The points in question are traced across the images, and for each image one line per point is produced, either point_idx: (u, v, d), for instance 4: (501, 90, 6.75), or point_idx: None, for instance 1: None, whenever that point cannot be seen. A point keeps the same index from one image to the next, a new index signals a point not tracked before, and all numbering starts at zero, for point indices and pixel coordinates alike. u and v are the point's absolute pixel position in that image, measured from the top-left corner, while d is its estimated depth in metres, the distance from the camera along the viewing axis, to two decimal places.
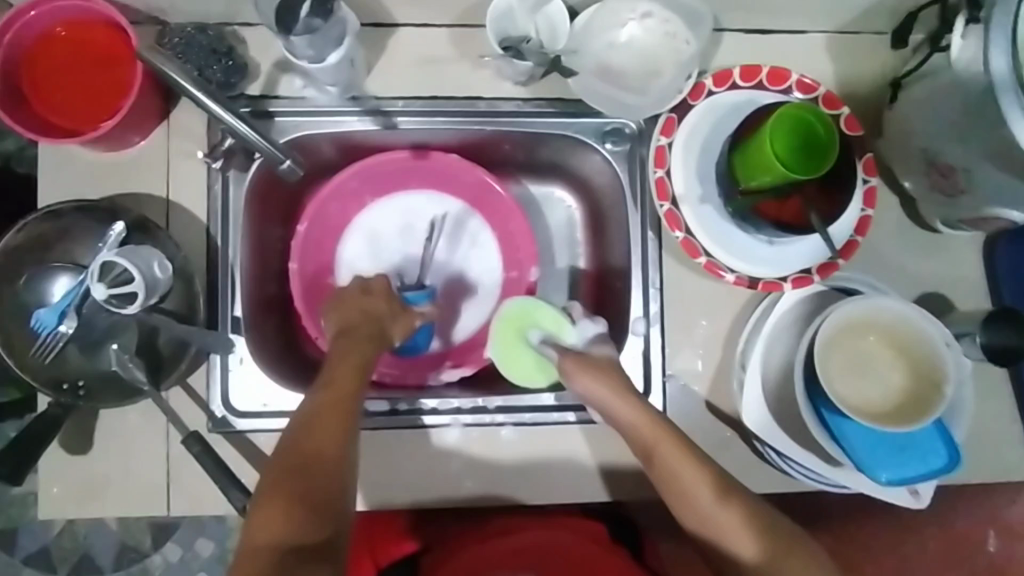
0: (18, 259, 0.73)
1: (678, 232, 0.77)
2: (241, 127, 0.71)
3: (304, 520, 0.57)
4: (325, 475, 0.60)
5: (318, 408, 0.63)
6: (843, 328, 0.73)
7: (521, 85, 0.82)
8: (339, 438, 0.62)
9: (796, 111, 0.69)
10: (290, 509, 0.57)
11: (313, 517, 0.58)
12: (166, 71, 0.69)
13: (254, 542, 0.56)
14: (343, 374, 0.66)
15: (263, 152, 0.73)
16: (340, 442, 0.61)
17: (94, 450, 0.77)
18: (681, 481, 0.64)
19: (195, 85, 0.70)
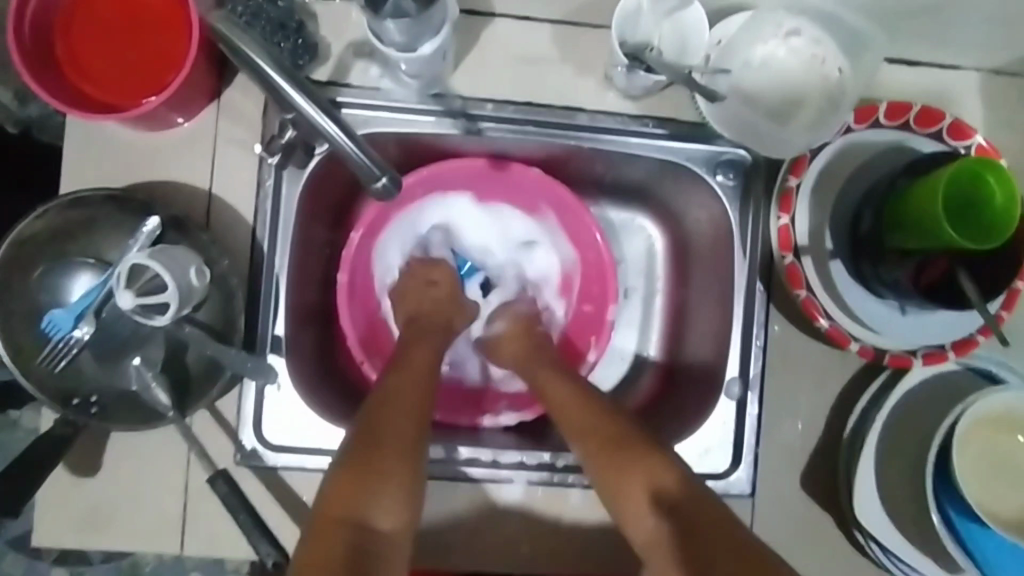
0: (31, 249, 0.62)
1: (802, 291, 0.66)
2: (326, 125, 0.52)
3: (382, 499, 0.53)
4: (405, 455, 0.56)
5: (394, 391, 0.60)
6: (988, 424, 0.62)
7: (629, 99, 0.71)
8: (416, 419, 0.59)
9: (978, 166, 0.57)
10: (369, 485, 0.53)
11: (394, 499, 0.54)
12: (241, 48, 0.51)
13: (328, 513, 0.52)
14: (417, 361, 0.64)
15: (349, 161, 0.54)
16: (414, 420, 0.59)
17: (101, 474, 0.66)
18: (599, 442, 0.60)
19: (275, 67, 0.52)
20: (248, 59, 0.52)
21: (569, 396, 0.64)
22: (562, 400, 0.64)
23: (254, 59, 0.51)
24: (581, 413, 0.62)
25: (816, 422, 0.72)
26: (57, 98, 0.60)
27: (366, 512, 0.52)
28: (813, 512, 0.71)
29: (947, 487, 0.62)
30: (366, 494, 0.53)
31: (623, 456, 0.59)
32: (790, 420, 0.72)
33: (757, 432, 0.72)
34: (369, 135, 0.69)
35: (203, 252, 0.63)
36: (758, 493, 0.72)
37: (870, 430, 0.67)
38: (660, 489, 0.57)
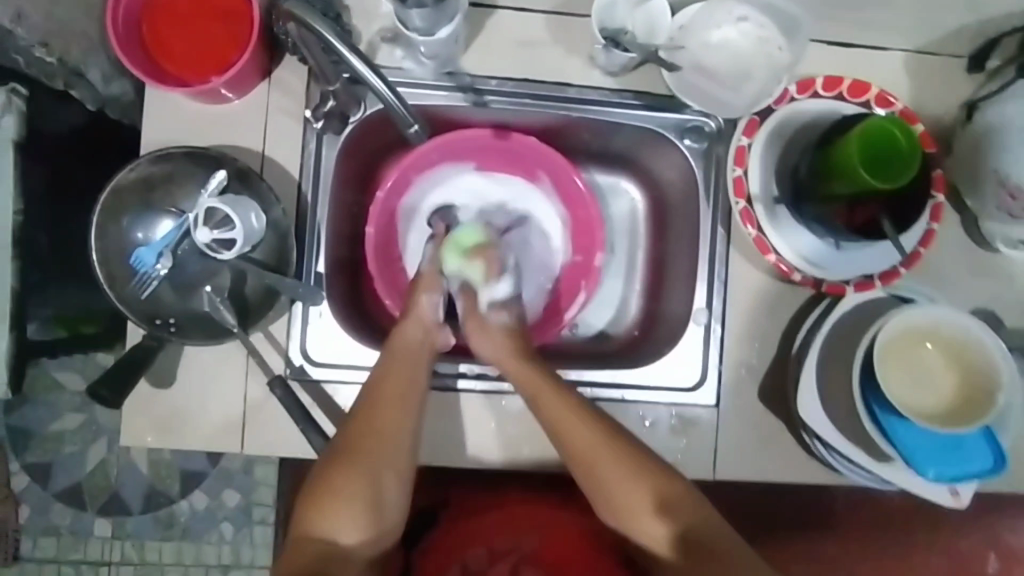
0: (124, 197, 0.76)
1: (751, 228, 0.82)
2: (382, 88, 0.66)
3: (344, 522, 0.67)
4: (369, 490, 0.68)
5: (364, 430, 0.69)
6: (902, 334, 0.78)
7: (611, 76, 0.85)
8: (378, 456, 0.69)
9: (882, 123, 0.71)
10: (332, 508, 0.67)
11: (354, 521, 0.67)
12: (318, 29, 0.63)
13: (301, 534, 0.67)
14: (384, 387, 0.71)
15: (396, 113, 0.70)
16: (375, 451, 0.69)
17: (176, 386, 0.81)
18: (602, 465, 0.69)
19: (341, 40, 0.64)
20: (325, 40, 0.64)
21: (577, 425, 0.70)
22: (570, 426, 0.70)
23: (329, 38, 0.63)
24: (592, 440, 0.69)
25: (768, 343, 0.86)
26: (139, 69, 0.73)
27: (330, 532, 0.66)
28: (765, 417, 0.86)
29: (871, 386, 0.77)
30: (328, 517, 0.67)
31: (636, 484, 0.69)
32: (746, 343, 0.86)
33: (718, 352, 0.87)
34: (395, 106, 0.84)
35: (261, 198, 0.77)
36: (720, 403, 0.86)
37: (811, 346, 0.81)
38: (670, 506, 0.69)
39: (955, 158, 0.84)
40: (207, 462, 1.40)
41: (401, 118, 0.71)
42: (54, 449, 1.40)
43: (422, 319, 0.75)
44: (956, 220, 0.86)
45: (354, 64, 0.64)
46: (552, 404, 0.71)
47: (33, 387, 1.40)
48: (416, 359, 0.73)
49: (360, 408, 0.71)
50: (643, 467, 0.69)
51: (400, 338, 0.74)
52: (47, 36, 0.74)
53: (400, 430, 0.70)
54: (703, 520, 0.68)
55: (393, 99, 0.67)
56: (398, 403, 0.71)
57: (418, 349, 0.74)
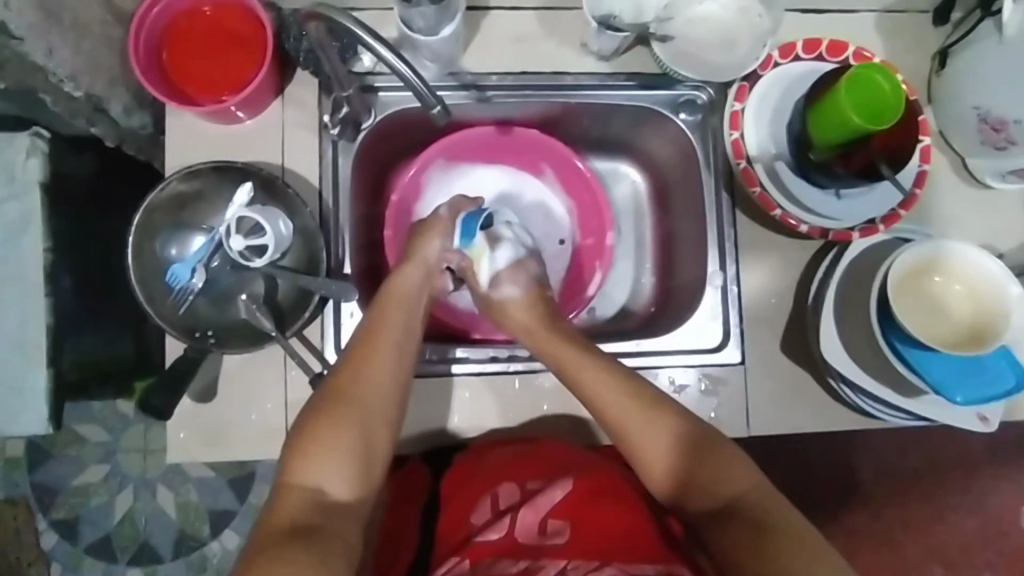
0: (155, 218, 0.79)
1: (756, 187, 0.85)
2: (403, 66, 0.68)
3: (332, 471, 0.64)
4: (358, 442, 0.66)
5: (350, 380, 0.69)
6: (912, 270, 0.81)
7: (604, 61, 0.90)
8: (370, 407, 0.68)
9: (866, 71, 0.75)
10: (319, 454, 0.64)
11: (341, 471, 0.64)
12: (340, 19, 0.65)
13: (292, 486, 0.63)
14: (376, 334, 0.72)
15: (420, 95, 0.71)
16: (370, 396, 0.68)
17: (218, 398, 0.82)
18: (614, 401, 0.71)
19: (364, 29, 0.66)
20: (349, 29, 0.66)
21: (610, 386, 0.72)
22: (604, 387, 0.72)
23: (350, 25, 0.65)
24: (630, 400, 0.71)
25: (783, 297, 0.89)
26: (159, 91, 0.78)
27: (317, 482, 0.63)
28: (791, 368, 0.89)
29: (891, 322, 0.79)
30: (315, 464, 0.64)
31: (676, 452, 0.69)
32: (763, 299, 0.89)
33: (738, 312, 0.89)
34: (404, 110, 0.89)
35: (288, 206, 0.80)
36: (746, 360, 0.89)
37: (827, 292, 0.84)
38: (711, 470, 0.68)
39: (936, 103, 0.89)
40: (236, 498, 1.39)
41: (426, 102, 0.73)
42: (80, 503, 1.39)
43: (419, 270, 0.79)
44: (944, 162, 0.91)
45: (380, 51, 0.66)
46: (591, 367, 0.73)
47: (54, 444, 1.39)
48: (410, 314, 0.75)
49: (353, 359, 0.70)
50: (685, 431, 0.70)
51: (398, 291, 0.77)
52: (75, 72, 0.77)
53: (392, 384, 0.70)
54: (744, 488, 0.67)
55: (412, 78, 0.69)
56: (391, 353, 0.71)
57: (415, 300, 0.77)
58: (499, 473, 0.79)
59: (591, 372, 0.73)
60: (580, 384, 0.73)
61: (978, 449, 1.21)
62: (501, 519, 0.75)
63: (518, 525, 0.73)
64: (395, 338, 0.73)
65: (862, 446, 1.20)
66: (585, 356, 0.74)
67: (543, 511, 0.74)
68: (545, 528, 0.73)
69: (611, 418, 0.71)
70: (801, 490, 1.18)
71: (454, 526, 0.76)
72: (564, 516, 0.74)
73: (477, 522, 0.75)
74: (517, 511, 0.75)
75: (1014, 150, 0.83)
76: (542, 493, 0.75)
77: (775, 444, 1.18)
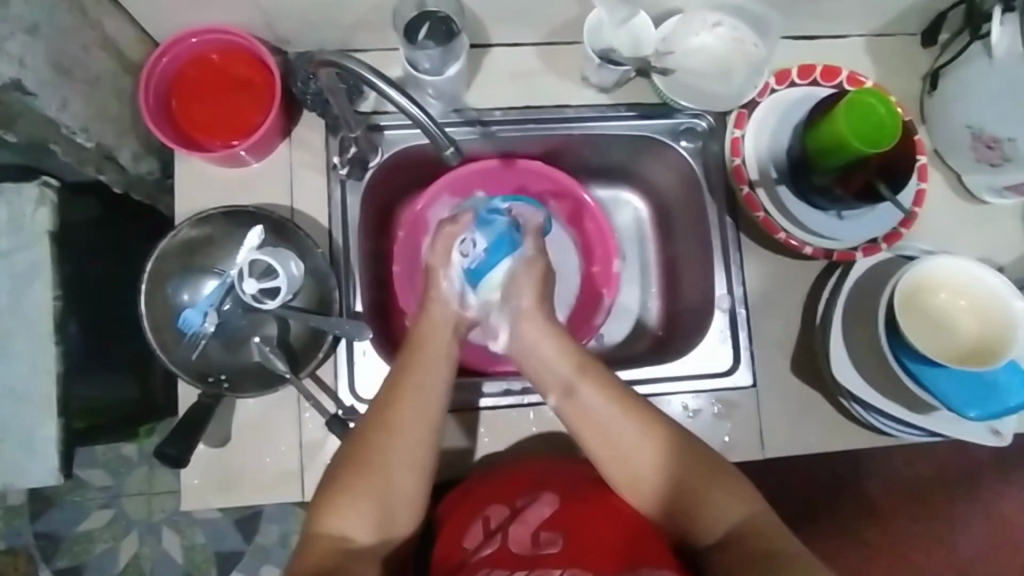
0: (167, 264, 0.80)
1: (759, 212, 0.86)
2: (416, 111, 0.69)
3: (355, 519, 0.65)
4: (379, 488, 0.66)
5: (376, 425, 0.68)
6: (915, 288, 0.82)
7: (604, 92, 0.91)
8: (392, 448, 0.67)
9: (861, 96, 0.77)
10: (343, 505, 0.65)
11: (364, 518, 0.66)
12: (352, 66, 0.67)
13: (318, 529, 0.65)
14: (405, 379, 0.70)
15: (433, 137, 0.72)
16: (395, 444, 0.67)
17: (232, 442, 0.82)
18: (633, 441, 0.69)
19: (376, 75, 0.67)
20: (360, 76, 0.67)
21: (621, 421, 0.70)
22: (616, 421, 0.70)
23: (362, 73, 0.66)
24: (638, 432, 0.69)
25: (791, 318, 0.90)
26: (169, 138, 0.79)
27: (342, 532, 0.65)
28: (801, 388, 0.89)
29: (899, 340, 0.80)
30: (338, 513, 0.65)
31: (679, 480, 0.69)
32: (771, 321, 0.90)
33: (747, 334, 0.90)
34: (409, 147, 0.90)
35: (299, 247, 0.81)
36: (757, 382, 0.89)
37: (834, 312, 0.85)
38: (715, 500, 0.69)
39: (930, 123, 0.91)
40: (243, 539, 1.36)
41: (438, 143, 0.74)
42: (84, 550, 1.36)
43: (443, 302, 0.75)
44: (939, 179, 0.93)
45: (392, 96, 0.67)
46: (595, 395, 0.70)
47: (57, 490, 1.37)
48: (441, 345, 0.72)
49: (380, 396, 0.69)
50: (697, 466, 0.70)
51: (428, 319, 0.74)
52: (86, 123, 0.80)
53: (419, 425, 0.68)
54: (745, 516, 0.68)
55: (426, 121, 0.70)
56: (416, 391, 0.69)
57: (447, 328, 0.73)
58: (487, 492, 0.76)
59: (594, 404, 0.70)
60: (586, 416, 0.70)
61: (987, 458, 1.22)
62: (492, 538, 0.71)
63: (509, 540, 0.70)
64: (425, 375, 0.70)
65: (871, 460, 1.20)
66: (589, 383, 0.71)
67: (533, 524, 0.71)
68: (538, 541, 0.69)
69: (621, 456, 0.70)
70: (813, 505, 1.18)
71: (446, 554, 0.72)
72: (557, 529, 0.70)
73: (469, 546, 0.71)
74: (508, 527, 0.71)
75: (1009, 167, 0.85)
76: (530, 508, 0.72)
77: (786, 462, 1.18)
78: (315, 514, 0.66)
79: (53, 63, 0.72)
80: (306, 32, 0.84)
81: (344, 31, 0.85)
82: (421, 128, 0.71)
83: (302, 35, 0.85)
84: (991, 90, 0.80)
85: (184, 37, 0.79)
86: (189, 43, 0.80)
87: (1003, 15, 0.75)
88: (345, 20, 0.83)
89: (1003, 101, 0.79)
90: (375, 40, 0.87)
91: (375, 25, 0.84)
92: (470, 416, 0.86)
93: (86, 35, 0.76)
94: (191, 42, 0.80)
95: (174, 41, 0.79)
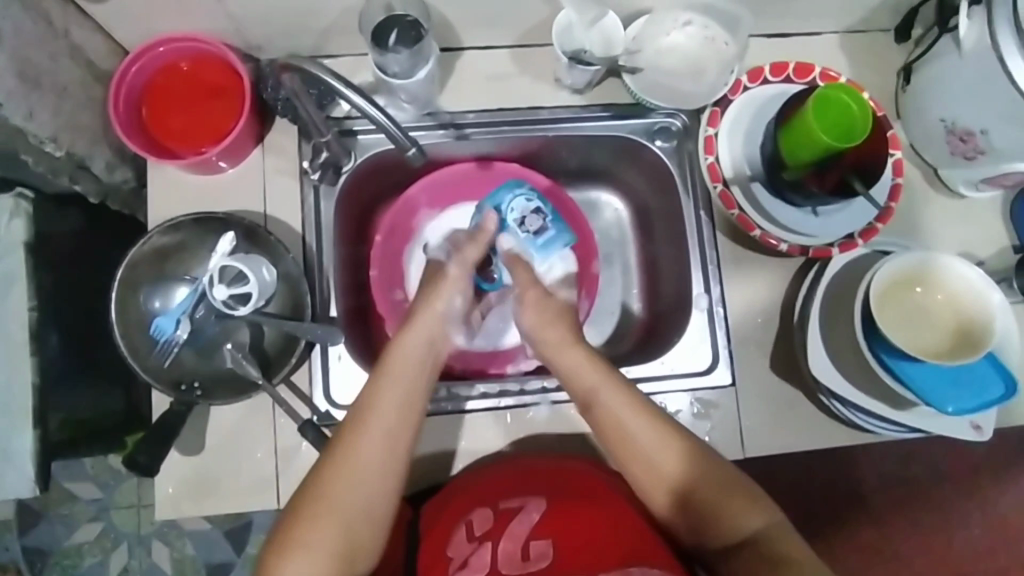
0: (139, 272, 0.80)
1: (733, 209, 0.86)
2: (375, 111, 0.68)
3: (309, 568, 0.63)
4: (339, 531, 0.64)
5: (337, 465, 0.66)
6: (890, 283, 0.81)
7: (577, 93, 0.91)
8: (350, 487, 0.66)
9: (834, 91, 0.77)
10: (299, 549, 0.63)
11: (318, 565, 0.63)
12: (313, 70, 0.67)
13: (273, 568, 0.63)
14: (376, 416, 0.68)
15: (396, 140, 0.72)
16: (363, 484, 0.66)
17: (207, 450, 0.81)
18: (636, 434, 0.69)
19: (337, 78, 0.67)
20: (321, 80, 0.67)
21: (632, 415, 0.70)
22: (628, 418, 0.70)
23: (324, 77, 0.66)
24: (647, 426, 0.69)
25: (771, 316, 0.90)
26: (140, 147, 0.80)
27: None
28: (782, 387, 0.88)
29: (879, 337, 0.78)
30: (291, 560, 0.63)
31: (684, 480, 0.68)
32: (751, 319, 0.90)
33: (726, 333, 0.89)
34: (383, 151, 0.90)
35: (270, 253, 0.81)
36: (738, 380, 0.88)
37: (811, 309, 0.84)
38: (727, 504, 0.67)
39: (905, 117, 0.91)
40: (233, 550, 1.35)
41: (400, 143, 0.73)
42: (73, 564, 1.35)
43: (429, 322, 0.75)
44: (916, 173, 0.92)
45: (352, 98, 0.67)
46: (612, 396, 0.71)
47: (45, 503, 1.36)
48: (412, 375, 0.71)
49: (348, 425, 0.68)
50: (699, 460, 0.69)
51: (399, 355, 0.72)
52: (56, 132, 0.80)
53: (387, 465, 0.67)
54: (756, 521, 0.66)
55: (385, 122, 0.69)
56: (380, 446, 0.67)
57: (417, 364, 0.72)
58: (473, 497, 0.75)
59: (615, 408, 0.70)
60: (606, 421, 0.71)
61: (983, 459, 1.20)
62: (479, 547, 0.70)
63: (498, 558, 0.68)
64: (400, 402, 0.69)
65: (863, 460, 1.19)
66: (611, 390, 0.71)
67: (522, 536, 0.69)
68: (528, 553, 0.67)
69: (633, 448, 0.69)
70: (806, 507, 1.16)
71: (434, 566, 0.70)
72: (545, 536, 0.69)
73: (455, 557, 0.70)
74: (496, 539, 0.70)
75: (984, 160, 0.84)
76: (516, 518, 0.71)
77: (775, 461, 1.17)
78: (275, 554, 0.63)
79: (19, 72, 0.73)
80: (277, 38, 0.85)
81: (315, 36, 0.85)
82: (382, 131, 0.71)
83: (273, 42, 0.86)
84: (960, 83, 0.79)
85: (152, 47, 0.80)
86: (158, 52, 0.80)
87: (970, 8, 0.75)
88: (315, 25, 0.83)
89: (973, 94, 0.78)
90: (348, 46, 0.88)
91: (346, 30, 0.85)
92: (449, 420, 0.86)
93: (53, 45, 0.77)
94: (160, 51, 0.80)
95: (141, 51, 0.79)
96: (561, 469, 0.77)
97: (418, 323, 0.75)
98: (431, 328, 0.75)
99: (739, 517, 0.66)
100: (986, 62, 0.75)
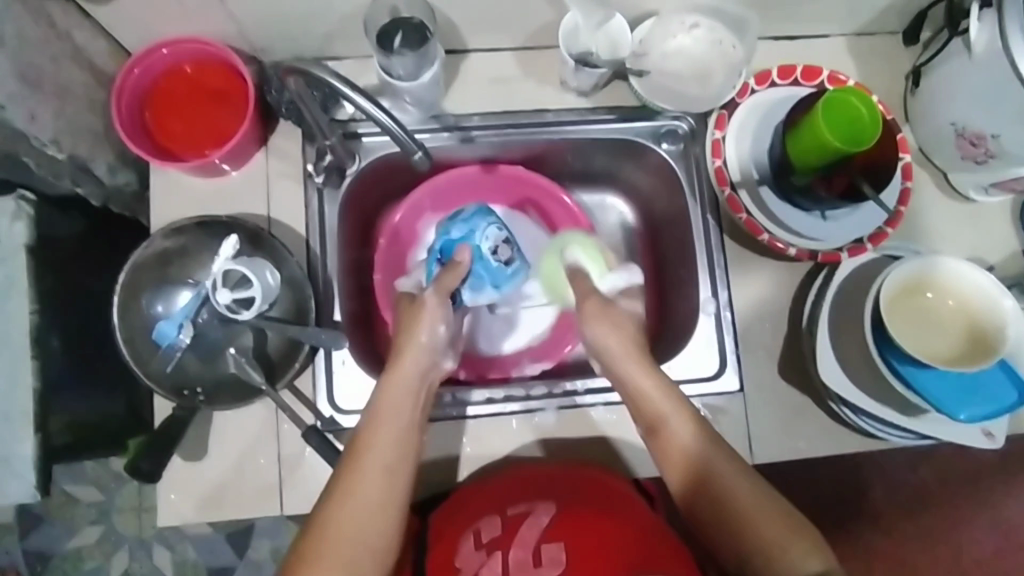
0: (141, 276, 0.79)
1: (741, 214, 0.85)
2: (380, 114, 0.67)
3: None
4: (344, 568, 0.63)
5: (338, 500, 0.66)
6: (901, 288, 0.80)
7: (583, 96, 0.91)
8: (356, 525, 0.65)
9: (842, 94, 0.76)
10: None
11: None
12: (318, 72, 0.66)
13: None
14: (377, 451, 0.68)
15: (401, 144, 0.71)
16: (368, 520, 0.65)
17: (210, 455, 0.80)
18: (684, 440, 0.70)
19: (343, 80, 0.66)
20: (327, 82, 0.66)
21: (683, 423, 0.71)
22: (679, 424, 0.71)
23: (330, 79, 0.65)
24: (695, 435, 0.70)
25: (779, 321, 0.89)
26: (143, 150, 0.79)
27: None
28: (789, 393, 0.87)
29: (890, 344, 0.77)
30: None
31: (722, 494, 0.68)
32: (758, 324, 0.89)
33: (733, 339, 0.88)
34: (387, 154, 0.89)
35: (274, 257, 0.80)
36: (745, 386, 0.87)
37: (820, 315, 0.84)
38: (764, 526, 0.66)
39: (914, 121, 0.90)
40: (234, 554, 1.34)
41: (406, 147, 0.72)
42: (73, 568, 1.34)
43: (419, 353, 0.73)
44: (924, 177, 0.91)
45: (357, 101, 0.66)
46: (671, 404, 0.72)
47: (45, 507, 1.35)
48: (405, 408, 0.70)
49: (347, 459, 0.68)
50: (735, 475, 0.69)
51: (392, 386, 0.71)
52: (57, 135, 0.80)
53: (386, 500, 0.66)
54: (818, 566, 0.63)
55: (391, 125, 0.69)
56: (380, 482, 0.67)
57: (410, 395, 0.71)
58: (481, 504, 0.74)
59: (671, 415, 0.71)
60: (656, 425, 0.72)
61: (990, 464, 1.19)
62: (489, 557, 0.69)
63: (510, 567, 0.67)
64: (394, 437, 0.69)
65: (869, 465, 1.18)
66: (666, 397, 0.72)
67: (532, 542, 0.68)
68: (540, 559, 0.67)
69: (678, 453, 0.71)
70: (813, 512, 1.15)
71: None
72: (558, 540, 0.68)
73: (464, 567, 0.69)
74: (507, 547, 0.69)
75: (994, 164, 0.83)
76: (526, 524, 0.70)
77: (780, 465, 1.17)
78: None
79: (21, 74, 0.72)
80: (281, 40, 0.84)
81: (319, 39, 0.85)
82: (387, 134, 0.70)
83: (277, 44, 0.85)
84: (971, 87, 0.78)
85: (155, 49, 0.79)
86: (161, 54, 0.80)
87: (981, 11, 0.74)
88: (319, 28, 0.83)
89: (984, 98, 0.78)
90: (352, 48, 0.87)
91: (350, 33, 0.84)
92: (454, 426, 0.85)
93: (55, 47, 0.76)
94: (163, 53, 0.80)
95: (145, 53, 0.79)
96: (568, 474, 0.76)
97: (407, 353, 0.73)
98: (418, 361, 0.73)
99: (777, 539, 0.65)
100: (997, 66, 0.74)
